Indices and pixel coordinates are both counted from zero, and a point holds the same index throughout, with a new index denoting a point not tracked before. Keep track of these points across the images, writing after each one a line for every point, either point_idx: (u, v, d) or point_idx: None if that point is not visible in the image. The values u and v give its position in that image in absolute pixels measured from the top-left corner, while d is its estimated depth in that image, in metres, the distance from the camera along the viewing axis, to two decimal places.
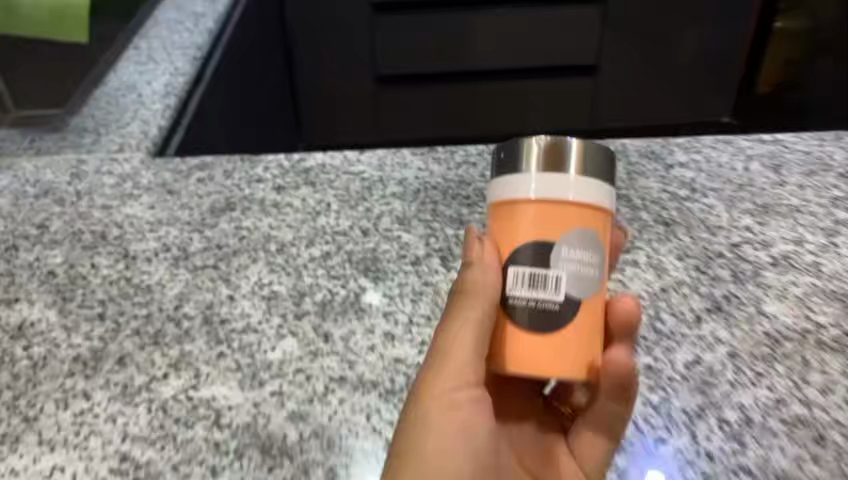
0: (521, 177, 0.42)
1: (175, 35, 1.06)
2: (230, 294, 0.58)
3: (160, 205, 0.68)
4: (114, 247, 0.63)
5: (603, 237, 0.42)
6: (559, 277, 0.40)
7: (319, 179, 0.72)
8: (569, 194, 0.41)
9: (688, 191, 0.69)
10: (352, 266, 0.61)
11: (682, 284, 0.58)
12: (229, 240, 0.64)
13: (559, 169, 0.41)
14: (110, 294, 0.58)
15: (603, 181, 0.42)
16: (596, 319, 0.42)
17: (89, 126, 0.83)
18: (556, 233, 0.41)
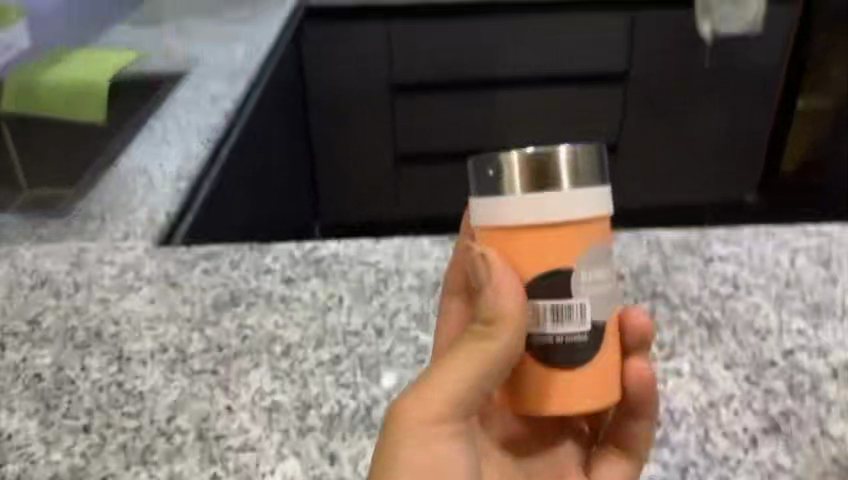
0: (503, 203, 0.38)
1: (190, 117, 1.04)
2: (228, 405, 0.52)
3: (161, 300, 0.64)
4: (108, 346, 0.59)
5: (601, 247, 0.39)
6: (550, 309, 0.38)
7: (331, 269, 0.68)
8: (556, 217, 0.37)
9: (730, 288, 0.63)
10: (363, 372, 0.55)
11: (732, 398, 0.51)
12: (231, 341, 0.59)
13: (540, 189, 0.37)
14: (98, 403, 0.53)
15: (596, 190, 0.38)
16: (604, 358, 0.39)
17: (95, 212, 0.80)
18: (542, 264, 0.38)
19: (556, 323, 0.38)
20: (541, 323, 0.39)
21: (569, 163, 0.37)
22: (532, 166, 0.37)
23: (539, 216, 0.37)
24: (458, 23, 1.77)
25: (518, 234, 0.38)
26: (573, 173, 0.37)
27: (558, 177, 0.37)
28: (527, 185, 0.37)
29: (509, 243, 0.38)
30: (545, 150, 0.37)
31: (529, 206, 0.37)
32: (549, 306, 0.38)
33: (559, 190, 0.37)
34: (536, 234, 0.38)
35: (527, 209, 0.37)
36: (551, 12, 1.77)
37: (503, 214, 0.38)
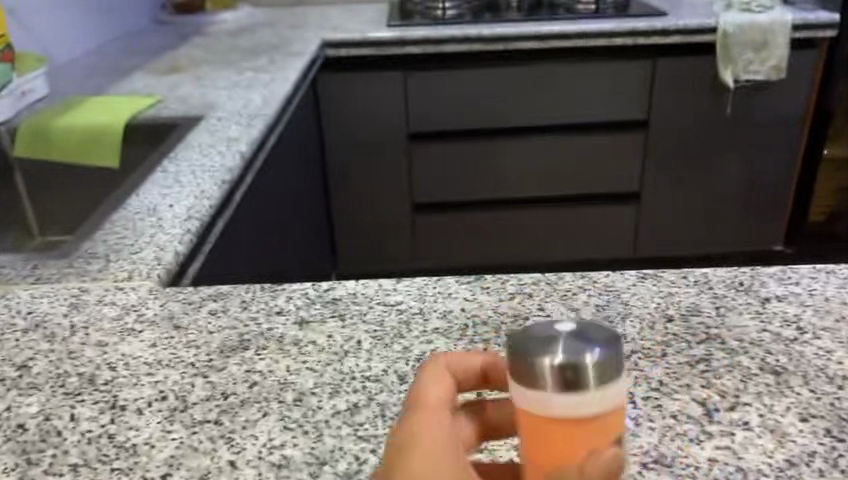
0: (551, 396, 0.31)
1: (204, 158, 1.01)
2: (231, 460, 0.46)
3: (162, 343, 0.59)
4: (102, 394, 0.53)
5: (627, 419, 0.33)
6: None
7: (349, 311, 0.62)
8: (607, 402, 0.31)
9: (794, 331, 0.57)
10: (385, 423, 0.48)
11: (814, 455, 0.44)
12: (237, 388, 0.53)
13: (586, 387, 0.31)
14: (85, 457, 0.47)
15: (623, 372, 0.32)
16: None
17: (99, 252, 0.75)
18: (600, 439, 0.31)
19: None
20: None
21: (599, 363, 0.31)
22: (555, 362, 0.30)
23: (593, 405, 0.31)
24: (476, 72, 1.76)
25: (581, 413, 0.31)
26: (601, 371, 0.31)
27: (586, 376, 0.30)
28: (563, 384, 0.31)
29: (573, 413, 0.31)
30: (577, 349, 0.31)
31: (562, 400, 0.31)
32: None
33: (591, 391, 0.31)
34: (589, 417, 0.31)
35: (573, 401, 0.31)
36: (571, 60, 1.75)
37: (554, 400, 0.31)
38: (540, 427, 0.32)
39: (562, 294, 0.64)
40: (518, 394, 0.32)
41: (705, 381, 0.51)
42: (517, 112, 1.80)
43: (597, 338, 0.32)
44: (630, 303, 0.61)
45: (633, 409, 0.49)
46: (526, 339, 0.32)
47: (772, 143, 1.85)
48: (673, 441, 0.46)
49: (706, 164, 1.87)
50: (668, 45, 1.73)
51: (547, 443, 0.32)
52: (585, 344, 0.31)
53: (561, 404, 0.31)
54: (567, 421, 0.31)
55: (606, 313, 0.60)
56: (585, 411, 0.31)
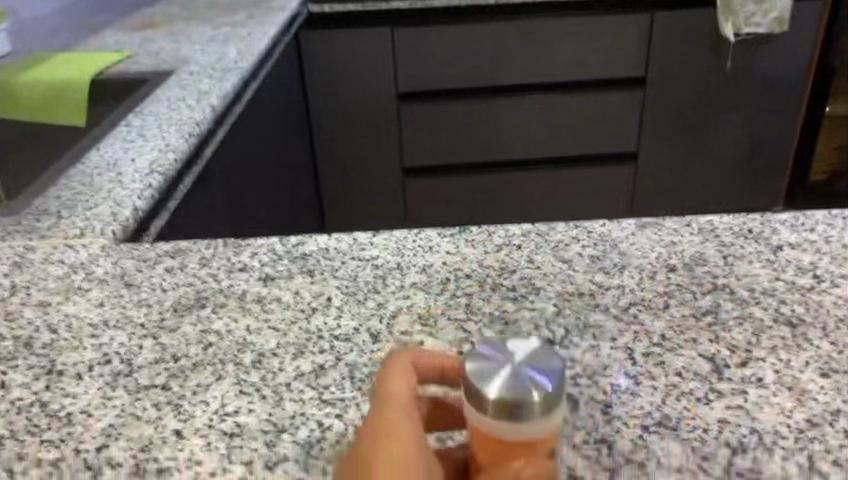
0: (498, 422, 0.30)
1: (171, 111, 0.94)
2: (178, 429, 0.40)
3: (111, 303, 0.53)
4: (39, 358, 0.47)
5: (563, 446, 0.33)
6: None
7: (319, 266, 0.56)
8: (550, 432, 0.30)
9: (810, 280, 0.51)
10: (353, 386, 0.43)
11: (839, 414, 0.39)
12: (190, 349, 0.47)
13: (532, 418, 0.29)
14: (13, 428, 0.41)
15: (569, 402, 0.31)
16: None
17: (50, 209, 0.69)
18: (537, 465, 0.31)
19: None
20: None
21: (545, 397, 0.29)
22: (507, 395, 0.29)
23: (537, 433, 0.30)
24: (466, 27, 1.68)
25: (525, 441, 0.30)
26: (549, 403, 0.30)
27: (530, 409, 0.29)
28: (511, 413, 0.29)
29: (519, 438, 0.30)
30: (526, 382, 0.30)
31: (505, 429, 0.30)
32: None
33: (537, 422, 0.30)
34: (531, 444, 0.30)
35: (518, 428, 0.30)
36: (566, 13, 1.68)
37: (501, 425, 0.30)
38: (486, 447, 0.31)
39: (555, 244, 0.58)
40: (468, 412, 0.31)
41: (713, 335, 0.46)
42: (508, 69, 1.73)
43: (548, 367, 0.31)
44: (630, 254, 0.56)
45: (634, 366, 0.43)
46: (478, 360, 0.31)
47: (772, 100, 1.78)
48: (678, 401, 0.40)
49: (704, 122, 1.80)
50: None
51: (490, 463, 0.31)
52: (534, 377, 0.30)
53: (508, 429, 0.30)
54: (512, 444, 0.30)
55: (602, 263, 0.54)
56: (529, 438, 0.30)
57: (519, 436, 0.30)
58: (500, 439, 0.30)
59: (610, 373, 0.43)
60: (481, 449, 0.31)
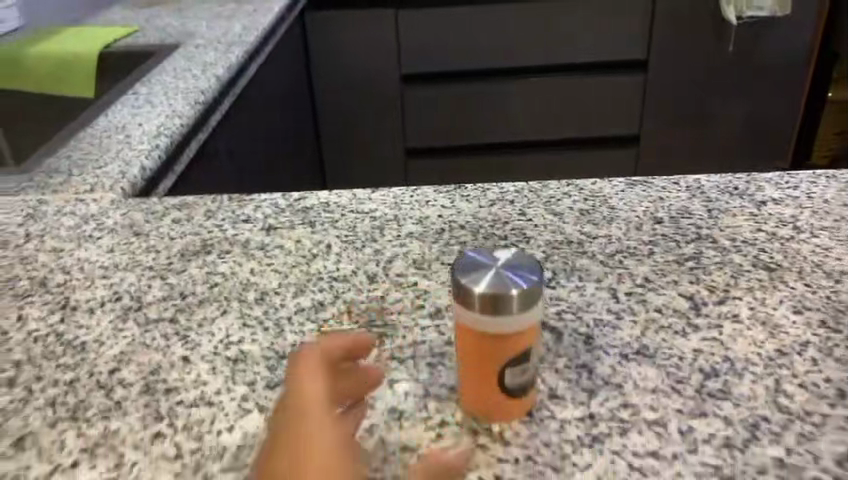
0: (482, 317, 0.34)
1: (178, 81, 0.96)
2: (185, 355, 0.43)
3: (121, 249, 0.55)
4: (54, 296, 0.50)
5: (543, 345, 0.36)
6: (514, 391, 0.36)
7: (319, 218, 0.59)
8: (529, 325, 0.34)
9: (790, 230, 0.53)
10: (350, 319, 0.45)
11: (807, 345, 0.41)
12: (196, 288, 0.50)
13: (510, 312, 0.33)
14: (30, 354, 0.44)
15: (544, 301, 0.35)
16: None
17: (62, 168, 0.71)
18: (519, 358, 0.35)
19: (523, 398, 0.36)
20: (507, 398, 0.36)
21: (522, 293, 0.33)
22: (489, 292, 0.33)
23: (517, 327, 0.34)
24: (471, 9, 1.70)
25: (507, 335, 0.34)
26: (525, 298, 0.33)
27: (510, 302, 0.33)
28: (492, 308, 0.33)
29: (501, 331, 0.34)
30: (504, 281, 0.34)
31: (488, 322, 0.34)
32: (519, 386, 0.36)
33: (516, 315, 0.33)
34: (512, 337, 0.34)
35: (500, 322, 0.34)
36: None
37: (485, 320, 0.34)
38: (473, 344, 0.35)
39: (548, 199, 0.60)
40: (458, 313, 0.35)
41: (693, 277, 0.48)
42: (513, 54, 1.73)
43: (525, 271, 0.35)
44: (617, 207, 0.58)
45: (616, 303, 0.45)
46: (465, 268, 0.35)
47: (776, 86, 1.80)
48: (656, 333, 0.43)
49: (707, 107, 1.82)
50: None
51: (478, 357, 0.35)
52: (511, 277, 0.34)
53: (491, 323, 0.34)
54: (495, 338, 0.34)
55: (590, 215, 0.57)
56: (510, 330, 0.34)
57: (501, 329, 0.34)
58: (487, 334, 0.34)
59: (593, 310, 0.45)
60: (470, 345, 0.35)
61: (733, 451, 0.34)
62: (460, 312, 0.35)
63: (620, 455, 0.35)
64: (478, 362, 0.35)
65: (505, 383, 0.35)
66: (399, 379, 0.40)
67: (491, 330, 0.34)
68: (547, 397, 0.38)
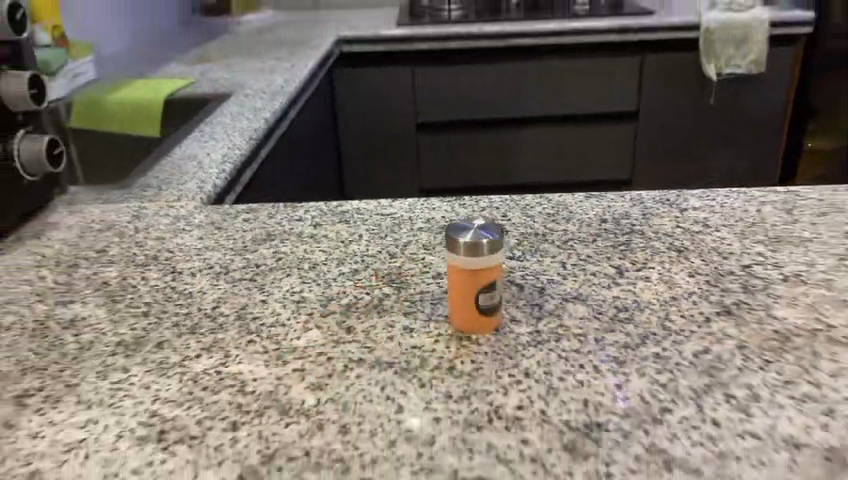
0: (465, 257, 0.52)
1: (235, 121, 1.18)
2: (264, 298, 0.62)
3: (207, 237, 0.75)
4: (164, 265, 0.69)
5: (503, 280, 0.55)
6: (486, 308, 0.54)
7: (353, 218, 0.79)
8: (496, 262, 0.53)
9: (700, 227, 0.72)
10: (377, 278, 0.65)
11: (692, 293, 0.60)
12: (267, 261, 0.69)
13: (484, 253, 0.52)
14: (156, 298, 0.63)
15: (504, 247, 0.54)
16: None
17: (153, 184, 0.92)
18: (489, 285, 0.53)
19: (492, 314, 0.55)
20: (481, 313, 0.54)
21: (490, 242, 0.52)
22: (469, 242, 0.52)
23: (488, 263, 0.52)
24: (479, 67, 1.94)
25: (481, 268, 0.53)
26: (492, 245, 0.52)
27: (483, 247, 0.52)
28: (473, 251, 0.52)
29: (478, 265, 0.52)
30: (478, 233, 0.52)
31: (470, 261, 0.52)
32: (489, 305, 0.54)
33: (487, 255, 0.52)
34: (484, 270, 0.53)
35: (477, 260, 0.52)
36: (565, 55, 1.94)
37: (468, 259, 0.52)
38: (460, 276, 0.53)
39: (524, 205, 0.79)
40: (449, 257, 0.53)
41: (623, 255, 0.67)
42: (523, 105, 1.97)
43: (490, 229, 0.53)
44: (576, 211, 0.77)
45: (564, 270, 0.64)
46: (453, 229, 0.54)
47: (755, 132, 2.03)
48: (589, 287, 0.61)
49: (687, 150, 2.04)
50: (653, 42, 1.92)
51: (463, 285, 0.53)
52: (482, 232, 0.52)
53: (471, 261, 0.52)
54: (474, 271, 0.53)
55: (555, 216, 0.76)
56: (484, 265, 0.52)
57: (478, 264, 0.52)
58: (469, 269, 0.53)
59: (546, 273, 0.64)
60: (458, 278, 0.53)
61: (628, 349, 0.52)
62: (451, 256, 0.53)
63: (551, 350, 0.53)
64: (464, 288, 0.54)
65: (480, 304, 0.54)
66: (409, 313, 0.59)
67: (471, 266, 0.52)
68: (510, 321, 0.57)
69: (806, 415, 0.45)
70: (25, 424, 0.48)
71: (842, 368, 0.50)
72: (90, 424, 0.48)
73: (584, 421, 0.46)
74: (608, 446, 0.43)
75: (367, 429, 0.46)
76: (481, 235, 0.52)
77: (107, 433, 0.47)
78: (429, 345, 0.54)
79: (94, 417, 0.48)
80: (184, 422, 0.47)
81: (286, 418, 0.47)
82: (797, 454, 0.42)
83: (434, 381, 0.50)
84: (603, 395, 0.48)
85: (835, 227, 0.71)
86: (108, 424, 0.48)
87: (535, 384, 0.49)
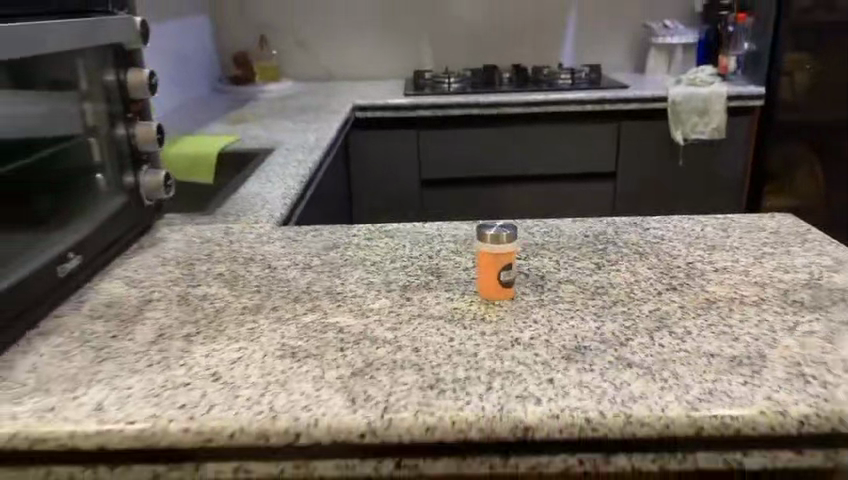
0: (492, 244, 0.76)
1: (284, 168, 1.43)
2: (342, 281, 0.86)
3: (288, 245, 0.99)
4: (260, 263, 0.93)
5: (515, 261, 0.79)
6: (505, 279, 0.78)
7: (397, 233, 1.03)
8: (512, 247, 0.77)
9: (658, 239, 0.97)
10: (423, 269, 0.88)
11: (651, 278, 0.84)
12: (338, 260, 0.92)
13: (505, 241, 0.76)
14: (262, 281, 0.86)
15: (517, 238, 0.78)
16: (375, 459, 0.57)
17: (232, 211, 1.16)
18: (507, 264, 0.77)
19: (509, 285, 0.79)
20: (502, 283, 0.78)
21: (509, 233, 0.76)
22: (495, 233, 0.76)
23: (507, 248, 0.76)
24: (477, 130, 2.23)
25: (502, 251, 0.77)
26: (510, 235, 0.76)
27: (504, 237, 0.76)
28: (498, 239, 0.76)
29: (500, 250, 0.76)
30: (500, 228, 0.76)
31: (495, 246, 0.76)
32: (507, 279, 0.78)
33: (506, 242, 0.76)
34: (504, 253, 0.77)
35: (500, 246, 0.76)
36: (552, 122, 2.24)
37: (493, 245, 0.76)
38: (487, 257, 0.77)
39: (526, 226, 1.04)
40: (480, 245, 0.77)
41: (602, 256, 0.91)
42: (515, 164, 2.25)
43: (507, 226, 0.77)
44: (566, 229, 1.02)
45: (559, 264, 0.88)
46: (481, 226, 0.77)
47: (717, 189, 2.34)
48: (577, 274, 0.85)
49: (660, 206, 2.33)
50: (627, 111, 2.24)
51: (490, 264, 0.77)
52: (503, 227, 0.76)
53: (496, 246, 0.76)
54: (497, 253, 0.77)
55: (550, 232, 1.01)
56: (504, 250, 0.76)
57: (500, 248, 0.76)
58: (494, 252, 0.76)
59: (546, 266, 0.88)
60: (486, 259, 0.77)
61: (605, 309, 0.76)
62: (481, 244, 0.77)
63: (552, 308, 0.76)
64: (490, 266, 0.77)
65: (501, 277, 0.78)
66: (450, 289, 0.82)
67: (497, 250, 0.76)
68: (522, 293, 0.80)
69: (722, 341, 0.69)
70: (197, 350, 0.70)
71: (749, 317, 0.74)
72: (242, 349, 0.70)
73: (575, 343, 0.69)
74: (592, 356, 0.66)
75: (431, 349, 0.69)
76: (502, 229, 0.76)
77: (255, 353, 0.69)
78: (467, 306, 0.77)
79: (243, 345, 0.71)
80: (307, 347, 0.70)
81: (377, 345, 0.70)
82: (711, 359, 0.66)
83: (474, 325, 0.73)
84: (588, 331, 0.71)
85: (757, 239, 0.96)
86: (255, 349, 0.70)
87: (542, 326, 0.72)
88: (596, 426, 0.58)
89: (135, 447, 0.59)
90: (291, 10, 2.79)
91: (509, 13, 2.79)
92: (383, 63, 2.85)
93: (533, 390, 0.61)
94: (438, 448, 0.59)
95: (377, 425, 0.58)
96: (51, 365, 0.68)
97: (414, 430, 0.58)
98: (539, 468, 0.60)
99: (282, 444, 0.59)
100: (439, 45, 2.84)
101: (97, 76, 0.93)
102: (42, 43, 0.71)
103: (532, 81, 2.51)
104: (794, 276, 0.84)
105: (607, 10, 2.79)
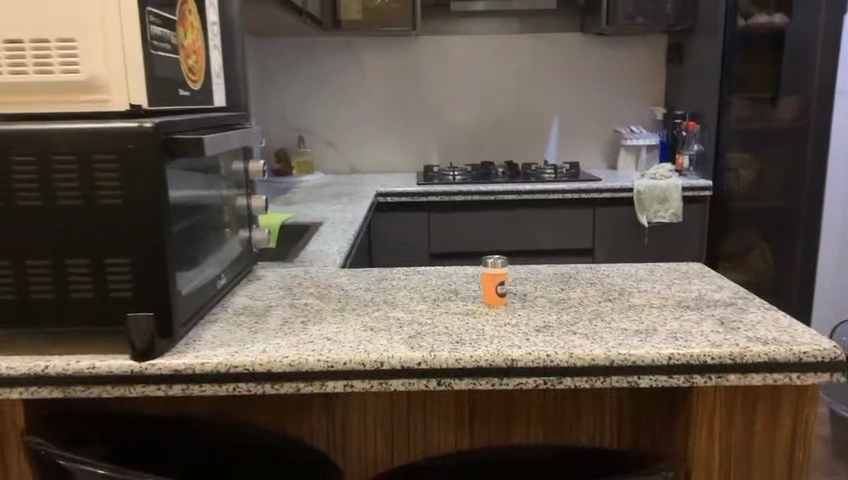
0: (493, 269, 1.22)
1: (335, 235, 1.91)
2: (393, 296, 1.31)
3: (353, 278, 1.44)
4: (337, 288, 1.38)
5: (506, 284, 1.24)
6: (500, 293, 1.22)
7: (427, 271, 1.49)
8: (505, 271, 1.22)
9: (604, 275, 1.43)
10: (446, 290, 1.34)
11: (595, 294, 1.30)
12: (389, 286, 1.38)
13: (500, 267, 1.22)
14: (341, 297, 1.32)
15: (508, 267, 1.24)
16: None
17: (306, 261, 1.62)
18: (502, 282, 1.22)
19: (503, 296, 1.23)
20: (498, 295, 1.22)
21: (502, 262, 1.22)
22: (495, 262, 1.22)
23: (503, 270, 1.22)
24: (478, 214, 2.72)
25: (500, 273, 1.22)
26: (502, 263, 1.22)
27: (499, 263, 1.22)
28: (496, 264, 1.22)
29: (498, 272, 1.22)
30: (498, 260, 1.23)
31: (495, 269, 1.22)
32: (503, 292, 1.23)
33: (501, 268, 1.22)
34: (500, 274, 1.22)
35: (497, 269, 1.22)
36: (539, 207, 2.74)
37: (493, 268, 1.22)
38: (490, 277, 1.22)
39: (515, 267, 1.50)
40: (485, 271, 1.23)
41: (565, 283, 1.37)
42: (509, 240, 2.74)
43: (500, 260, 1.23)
44: (542, 269, 1.48)
45: (535, 287, 1.34)
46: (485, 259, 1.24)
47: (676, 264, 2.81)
48: (546, 292, 1.31)
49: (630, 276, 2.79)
50: (600, 199, 2.74)
51: (492, 282, 1.22)
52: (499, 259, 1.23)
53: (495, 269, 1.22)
54: (496, 274, 1.22)
55: (531, 270, 1.47)
56: (501, 271, 1.22)
57: (498, 271, 1.22)
58: (495, 273, 1.22)
59: (528, 288, 1.33)
60: (489, 279, 1.22)
61: (563, 308, 1.21)
62: (486, 270, 1.22)
63: (530, 307, 1.22)
64: (491, 283, 1.22)
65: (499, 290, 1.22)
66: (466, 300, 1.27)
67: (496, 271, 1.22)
68: (511, 302, 1.25)
69: (632, 323, 1.14)
70: (311, 327, 1.14)
71: (653, 313, 1.18)
72: (338, 327, 1.14)
73: (543, 323, 1.13)
74: (553, 328, 1.11)
75: (456, 326, 1.13)
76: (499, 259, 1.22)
77: (348, 328, 1.13)
78: (477, 308, 1.22)
79: (339, 325, 1.15)
80: (380, 326, 1.14)
81: (422, 325, 1.14)
82: (624, 330, 1.10)
83: (481, 316, 1.18)
84: (552, 318, 1.16)
85: (671, 275, 1.42)
86: (346, 327, 1.14)
87: (523, 316, 1.17)
88: (553, 358, 1.01)
89: (288, 370, 1.01)
90: (321, 117, 3.35)
91: (502, 120, 3.37)
92: (397, 160, 3.39)
93: (517, 343, 1.06)
94: (462, 372, 1.02)
95: (427, 357, 1.02)
96: (224, 334, 1.12)
97: (449, 361, 1.02)
98: (521, 386, 1.02)
99: (373, 369, 1.02)
100: (444, 145, 3.39)
101: (230, 164, 1.41)
102: (229, 142, 1.18)
103: (523, 174, 3.04)
104: (688, 294, 1.30)
105: (583, 118, 3.37)
